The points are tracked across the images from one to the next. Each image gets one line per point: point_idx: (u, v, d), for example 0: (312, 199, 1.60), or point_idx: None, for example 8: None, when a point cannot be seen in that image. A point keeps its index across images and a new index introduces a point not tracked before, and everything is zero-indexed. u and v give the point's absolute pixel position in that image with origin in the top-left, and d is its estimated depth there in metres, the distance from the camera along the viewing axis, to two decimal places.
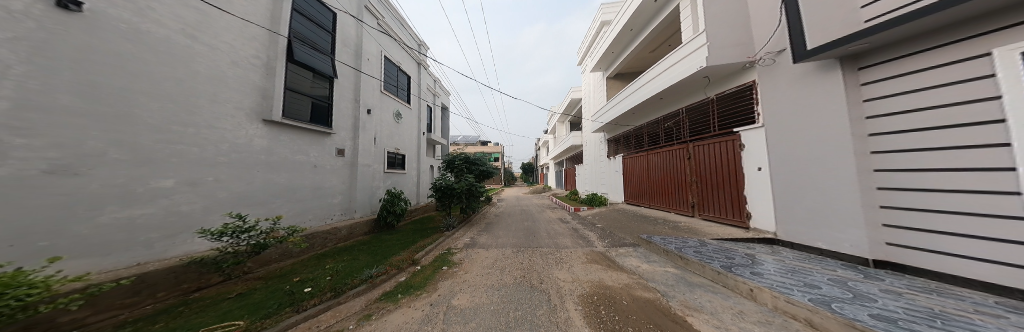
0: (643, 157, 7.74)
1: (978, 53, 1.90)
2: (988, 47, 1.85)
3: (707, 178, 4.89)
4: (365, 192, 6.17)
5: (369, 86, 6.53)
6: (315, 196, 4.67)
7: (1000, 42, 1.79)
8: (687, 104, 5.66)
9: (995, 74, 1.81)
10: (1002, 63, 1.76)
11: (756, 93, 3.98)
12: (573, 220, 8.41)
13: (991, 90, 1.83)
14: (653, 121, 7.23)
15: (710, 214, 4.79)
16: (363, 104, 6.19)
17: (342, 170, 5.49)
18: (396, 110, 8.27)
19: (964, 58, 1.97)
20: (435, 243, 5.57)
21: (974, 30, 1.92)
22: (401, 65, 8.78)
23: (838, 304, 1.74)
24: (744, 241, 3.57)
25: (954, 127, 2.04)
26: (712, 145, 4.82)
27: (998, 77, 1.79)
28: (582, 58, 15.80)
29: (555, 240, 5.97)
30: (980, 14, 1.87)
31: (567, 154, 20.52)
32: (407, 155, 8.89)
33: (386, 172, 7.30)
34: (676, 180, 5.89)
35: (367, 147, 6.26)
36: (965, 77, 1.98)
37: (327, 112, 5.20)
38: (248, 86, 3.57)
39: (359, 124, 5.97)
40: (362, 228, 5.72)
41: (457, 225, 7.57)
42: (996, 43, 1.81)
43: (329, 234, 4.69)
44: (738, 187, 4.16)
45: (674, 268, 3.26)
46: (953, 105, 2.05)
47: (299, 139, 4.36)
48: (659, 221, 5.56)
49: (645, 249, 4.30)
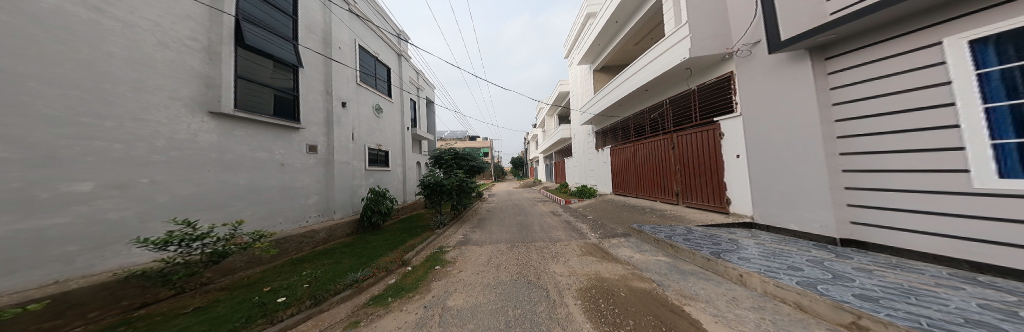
0: (630, 149, 7.94)
1: (929, 43, 2.03)
2: (939, 37, 1.97)
3: (690, 167, 5.06)
4: (344, 191, 5.73)
5: (342, 76, 5.98)
6: (285, 197, 4.21)
7: (949, 33, 1.92)
8: (671, 95, 5.79)
9: (945, 62, 1.95)
10: (950, 52, 1.90)
11: (734, 83, 4.10)
12: (564, 212, 8.57)
13: (941, 77, 1.97)
14: (638, 112, 7.38)
15: (693, 201, 4.99)
16: (336, 96, 5.66)
17: (313, 168, 5.02)
18: (376, 103, 7.74)
19: (917, 47, 2.10)
20: (426, 241, 5.36)
21: (924, 22, 2.05)
22: (379, 55, 8.20)
23: (823, 285, 1.85)
24: (725, 226, 3.75)
25: (906, 112, 2.19)
26: (694, 135, 4.97)
27: (947, 64, 1.93)
28: (568, 51, 15.81)
29: (550, 233, 6.02)
30: (929, 8, 1.99)
31: (555, 148, 20.76)
32: (390, 151, 8.43)
33: (367, 169, 6.86)
34: (662, 170, 6.08)
35: (343, 143, 5.78)
36: (917, 66, 2.12)
37: (291, 104, 4.68)
38: (192, 72, 3.04)
39: (330, 117, 5.48)
40: (343, 229, 5.34)
41: (448, 222, 7.36)
42: (945, 34, 1.94)
43: (304, 236, 4.28)
44: (718, 175, 4.33)
45: (666, 256, 3.38)
46: (907, 91, 2.19)
47: (262, 135, 3.87)
48: (648, 210, 5.78)
49: (636, 239, 4.43)
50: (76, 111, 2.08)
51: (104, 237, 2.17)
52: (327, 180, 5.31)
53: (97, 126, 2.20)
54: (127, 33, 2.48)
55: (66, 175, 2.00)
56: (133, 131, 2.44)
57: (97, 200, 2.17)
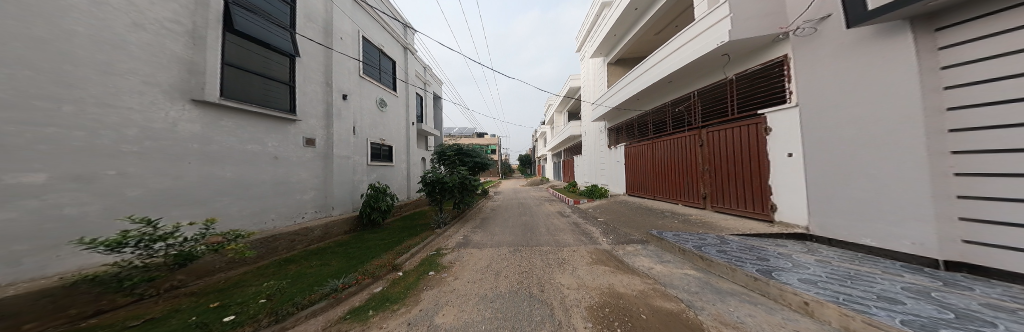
0: (648, 146, 7.32)
1: None
2: None
3: (722, 167, 4.44)
4: (343, 187, 5.56)
5: (344, 68, 5.78)
6: (277, 192, 4.03)
7: None
8: (699, 86, 5.14)
9: None
10: None
11: (788, 69, 3.44)
12: (573, 214, 8.08)
13: None
14: (660, 107, 6.76)
15: (725, 207, 4.37)
16: (337, 89, 5.46)
17: (312, 162, 4.85)
18: (380, 97, 7.56)
19: None
20: (423, 243, 5.07)
21: None
22: (384, 48, 8.01)
23: (945, 327, 1.27)
24: (770, 237, 3.16)
25: None
26: (728, 130, 4.34)
27: None
28: (581, 45, 15.15)
29: (557, 237, 5.60)
30: None
31: (564, 146, 20.17)
32: (394, 147, 8.26)
33: (370, 165, 6.69)
34: (686, 170, 5.48)
35: (343, 137, 5.58)
36: None
37: (291, 96, 4.47)
38: (174, 56, 2.82)
39: (330, 110, 5.28)
40: (340, 227, 5.18)
41: (450, 221, 7.09)
42: None
43: (297, 234, 4.15)
44: (761, 177, 3.70)
45: (694, 270, 2.86)
46: None
47: (253, 126, 3.67)
48: (667, 214, 5.26)
49: (655, 247, 3.92)
50: (27, 94, 1.87)
51: (51, 235, 1.95)
52: (324, 175, 5.14)
53: (54, 112, 1.99)
54: (97, 12, 2.27)
55: (12, 167, 1.80)
56: (99, 119, 2.23)
57: (51, 194, 1.97)
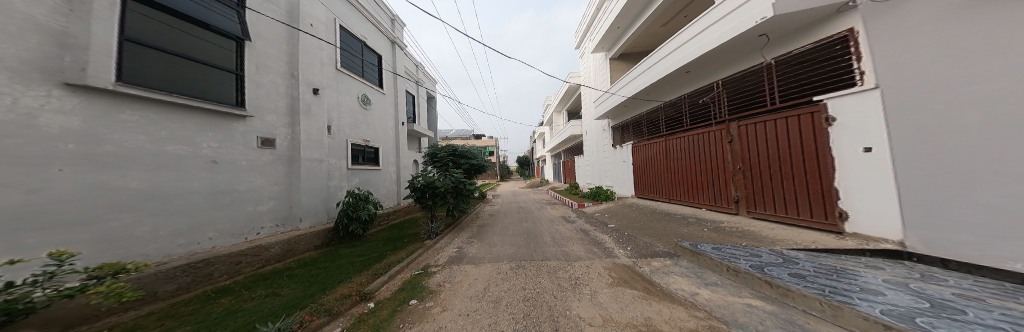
0: (664, 144, 6.79)
1: None
2: None
3: (763, 166, 3.81)
4: (314, 195, 4.75)
5: (316, 59, 4.99)
6: (215, 204, 3.26)
7: None
8: (732, 74, 4.55)
9: None
10: None
11: (853, 48, 2.78)
12: (579, 219, 7.52)
13: None
14: (677, 99, 6.22)
15: (770, 212, 3.71)
16: (305, 81, 4.66)
17: (272, 167, 4.05)
18: (362, 93, 6.81)
19: None
20: (408, 259, 4.28)
21: None
22: (368, 41, 7.29)
23: None
24: (847, 254, 2.47)
25: None
26: (768, 122, 3.73)
27: None
28: (580, 41, 14.66)
29: (569, 253, 4.93)
30: None
31: (564, 146, 19.65)
32: (381, 148, 7.48)
33: (349, 168, 5.94)
34: (714, 170, 4.90)
35: (314, 137, 4.76)
36: None
37: (237, 87, 3.67)
38: (34, 22, 1.99)
39: (294, 105, 4.48)
40: (308, 242, 4.33)
41: (443, 230, 6.34)
42: None
43: (243, 254, 3.30)
44: (823, 177, 3.02)
45: (761, 301, 2.12)
46: None
47: (174, 121, 2.88)
48: (691, 220, 4.79)
49: (695, 264, 3.22)
50: None
51: None
52: (287, 180, 4.32)
53: None
54: None
55: None
56: None
57: None
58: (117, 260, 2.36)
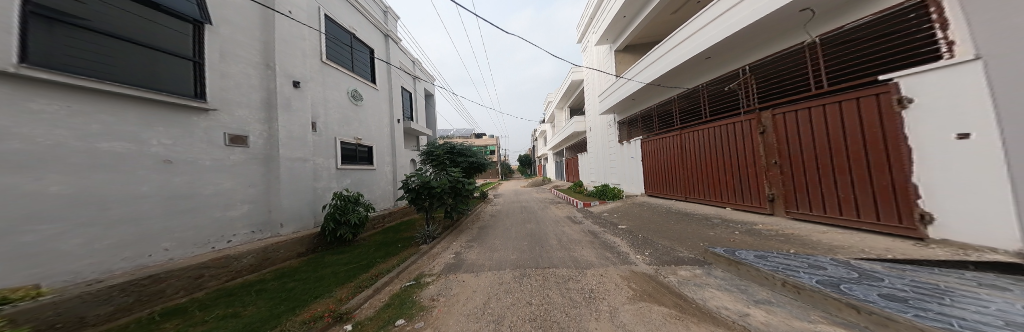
0: (678, 138, 6.35)
1: None
2: None
3: (809, 158, 3.36)
4: (297, 198, 4.31)
5: (296, 49, 4.55)
6: (170, 210, 2.81)
7: None
8: (766, 57, 4.07)
9: None
10: None
11: (934, 12, 2.31)
12: (586, 219, 7.05)
13: None
14: (693, 89, 5.76)
15: (820, 212, 3.25)
16: (283, 73, 4.23)
17: (246, 167, 3.63)
18: (353, 88, 6.36)
19: None
20: (400, 268, 3.83)
21: None
22: (359, 33, 6.85)
23: None
24: (949, 268, 1.93)
25: None
26: (813, 109, 3.28)
27: None
28: (582, 35, 14.15)
29: (578, 258, 4.48)
30: None
31: (567, 144, 19.17)
32: (375, 147, 7.05)
33: (338, 168, 5.52)
34: (741, 164, 4.46)
35: (295, 134, 4.32)
36: None
37: (195, 76, 3.27)
38: None
39: (269, 99, 4.08)
40: (289, 249, 3.87)
41: (441, 234, 5.89)
42: None
43: (207, 266, 2.83)
44: (892, 170, 2.55)
45: (846, 330, 1.47)
46: None
47: (111, 114, 2.45)
48: (716, 222, 4.30)
49: (738, 275, 2.64)
50: None
51: None
52: (264, 182, 3.88)
53: None
54: None
55: None
56: None
57: None
58: (31, 283, 1.90)
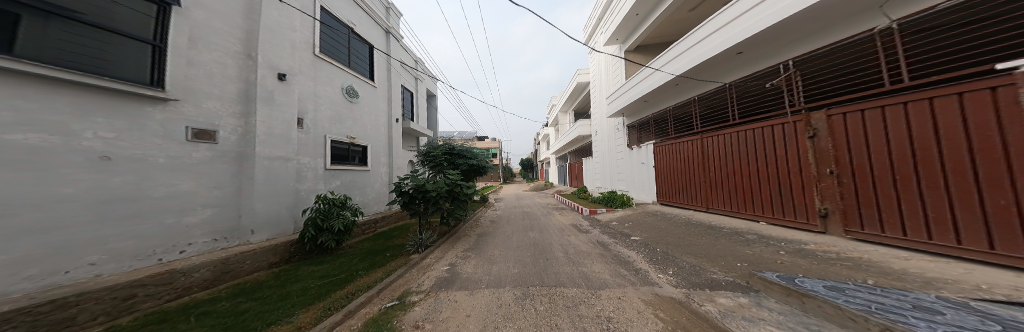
0: (701, 142, 5.80)
1: None
2: None
3: (880, 168, 2.74)
4: (276, 203, 3.82)
5: (286, 39, 4.14)
6: (107, 218, 2.30)
7: None
8: (820, 48, 3.58)
9: None
10: None
11: None
12: (594, 228, 6.44)
13: None
14: (723, 88, 5.29)
15: (896, 234, 2.61)
16: (268, 63, 3.80)
17: (216, 167, 3.15)
18: (348, 84, 5.94)
19: None
20: (386, 283, 3.30)
21: None
22: (358, 28, 6.48)
23: None
24: None
25: None
26: (885, 107, 2.69)
27: None
28: (590, 37, 13.77)
29: (590, 275, 3.88)
30: None
31: (570, 148, 18.67)
32: (369, 147, 6.59)
33: (327, 169, 5.05)
34: (783, 173, 3.88)
35: (279, 131, 3.87)
36: None
37: (154, 61, 2.69)
38: None
39: (249, 90, 3.58)
40: (256, 261, 3.35)
41: (435, 242, 5.38)
42: None
43: (141, 284, 2.33)
44: (1013, 186, 1.92)
45: None
46: None
47: (33, 100, 1.92)
48: (752, 239, 3.71)
49: (811, 312, 1.95)
50: None
51: None
52: (237, 185, 3.40)
53: None
54: None
55: None
56: None
57: None
58: None
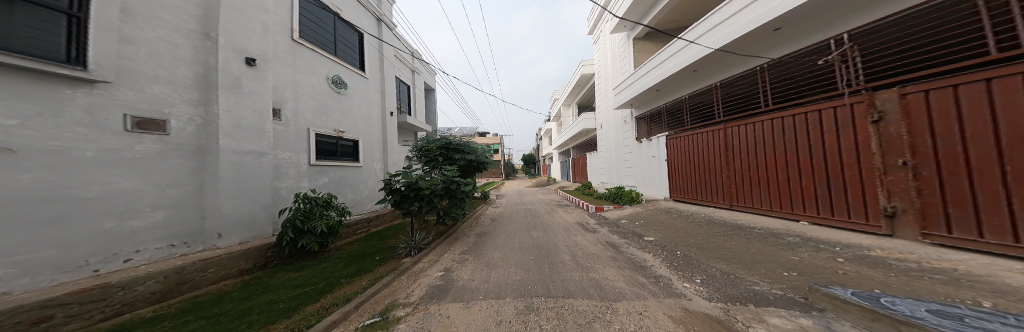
0: (727, 132, 5.25)
1: None
2: None
3: (977, 158, 2.21)
4: (249, 204, 3.37)
5: (256, 19, 3.64)
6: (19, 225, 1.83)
7: None
8: (884, 16, 3.00)
9: None
10: None
11: None
12: (603, 227, 5.94)
13: None
14: (753, 70, 4.74)
15: (1003, 241, 2.05)
16: (232, 46, 3.31)
17: (167, 163, 2.73)
18: (335, 74, 5.46)
19: None
20: (369, 294, 2.85)
21: None
22: (346, 14, 5.95)
23: None
24: None
25: None
26: (993, 80, 2.12)
27: None
28: (594, 26, 13.08)
29: (602, 284, 3.39)
30: None
31: (574, 143, 18.10)
32: (361, 142, 6.13)
33: (312, 165, 4.61)
34: (838, 165, 3.34)
35: (251, 123, 3.40)
36: None
37: (71, 34, 2.19)
38: None
39: (208, 76, 3.12)
40: (223, 268, 2.93)
41: (431, 243, 4.94)
42: None
43: (58, 304, 1.82)
44: None
45: None
46: None
47: None
48: (795, 244, 3.17)
49: None
50: None
51: None
52: (196, 184, 2.97)
53: None
54: None
55: None
56: None
57: None
58: None
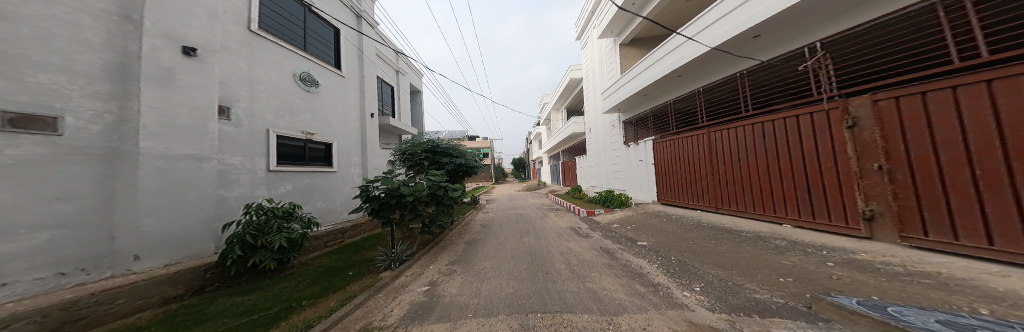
0: (710, 137, 5.42)
1: None
2: None
3: (948, 163, 2.31)
4: (182, 219, 2.75)
5: (198, 2, 3.03)
6: None
7: None
8: (850, 29, 3.23)
9: None
10: None
11: None
12: (596, 232, 5.85)
13: None
14: (732, 78, 4.96)
15: (980, 244, 2.13)
16: (164, 31, 2.70)
17: (61, 179, 2.00)
18: (304, 71, 4.81)
19: None
20: (339, 320, 2.32)
21: None
22: (320, 5, 5.31)
23: None
24: None
25: None
26: (960, 88, 2.22)
27: None
28: (582, 32, 13.29)
29: (601, 295, 3.21)
30: None
31: (562, 146, 18.25)
32: (337, 145, 5.51)
33: (273, 171, 4.00)
34: (817, 169, 3.47)
35: (188, 123, 2.80)
36: None
37: None
38: None
39: (127, 66, 2.45)
40: (139, 297, 2.24)
41: (414, 254, 4.51)
42: None
43: None
44: None
45: None
46: None
47: None
48: (785, 248, 3.23)
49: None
50: None
51: None
52: (106, 204, 2.24)
53: None
54: None
55: None
56: None
57: None
58: None
